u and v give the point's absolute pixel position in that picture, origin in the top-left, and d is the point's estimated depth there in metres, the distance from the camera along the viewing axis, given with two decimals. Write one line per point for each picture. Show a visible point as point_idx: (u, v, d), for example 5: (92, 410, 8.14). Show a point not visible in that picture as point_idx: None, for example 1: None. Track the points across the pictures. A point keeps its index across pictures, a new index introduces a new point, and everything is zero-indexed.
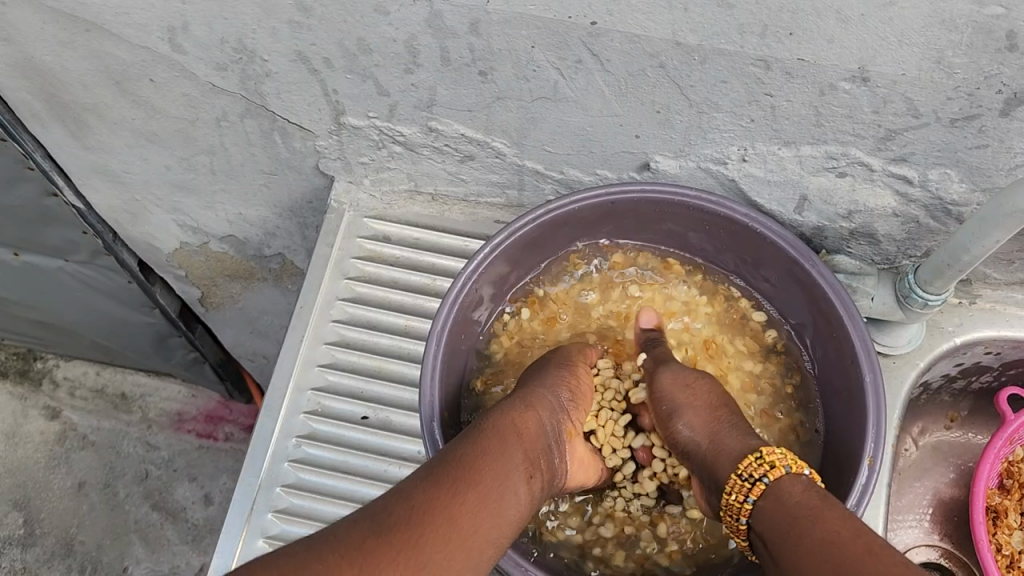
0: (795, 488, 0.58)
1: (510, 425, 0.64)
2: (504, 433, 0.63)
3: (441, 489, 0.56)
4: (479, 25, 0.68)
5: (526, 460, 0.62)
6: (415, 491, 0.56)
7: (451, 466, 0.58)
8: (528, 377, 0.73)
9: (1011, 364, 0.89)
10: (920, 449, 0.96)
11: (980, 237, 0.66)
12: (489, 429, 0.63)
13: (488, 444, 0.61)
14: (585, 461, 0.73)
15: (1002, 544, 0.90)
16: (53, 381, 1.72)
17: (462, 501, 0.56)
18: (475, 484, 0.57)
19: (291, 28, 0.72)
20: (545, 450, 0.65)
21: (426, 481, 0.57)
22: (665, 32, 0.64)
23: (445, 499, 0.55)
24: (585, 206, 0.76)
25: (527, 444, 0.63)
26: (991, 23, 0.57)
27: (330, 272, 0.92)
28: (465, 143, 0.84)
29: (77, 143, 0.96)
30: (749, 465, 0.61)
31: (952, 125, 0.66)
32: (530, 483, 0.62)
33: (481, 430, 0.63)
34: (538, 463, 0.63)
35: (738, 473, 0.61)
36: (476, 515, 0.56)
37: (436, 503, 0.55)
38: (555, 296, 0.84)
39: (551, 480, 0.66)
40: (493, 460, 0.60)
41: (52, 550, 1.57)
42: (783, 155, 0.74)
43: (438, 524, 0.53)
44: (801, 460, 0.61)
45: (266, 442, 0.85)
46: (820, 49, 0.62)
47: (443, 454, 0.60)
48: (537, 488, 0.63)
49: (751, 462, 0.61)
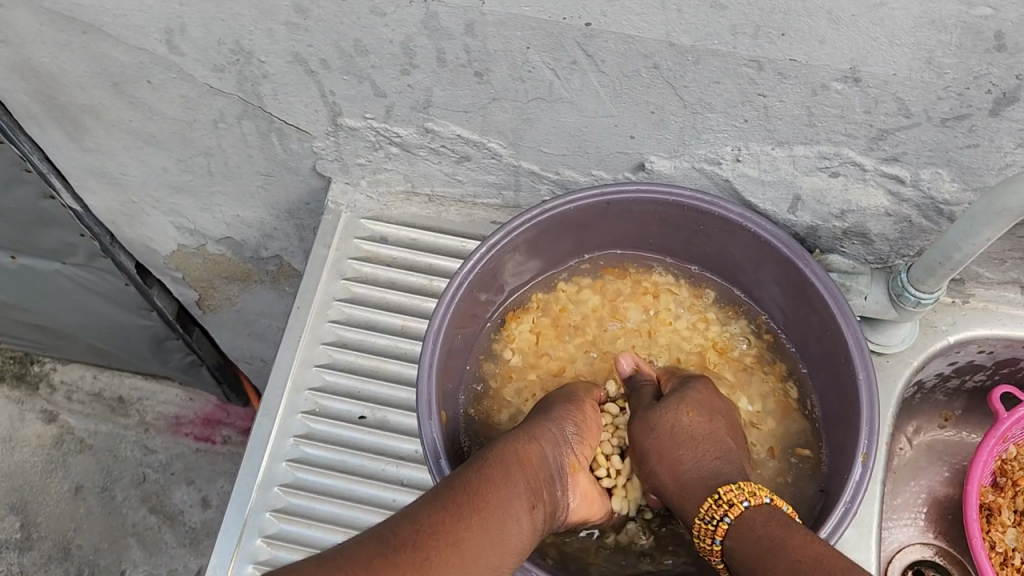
0: (755, 521, 0.59)
1: (517, 455, 0.63)
2: (510, 463, 0.62)
3: (446, 514, 0.57)
4: (475, 26, 0.68)
5: (530, 492, 0.62)
6: (420, 515, 0.57)
7: (455, 491, 0.59)
8: (538, 406, 0.72)
9: (1004, 362, 0.90)
10: (915, 448, 0.96)
11: (971, 236, 0.67)
12: (495, 458, 0.62)
13: (492, 473, 0.61)
14: (593, 491, 0.71)
15: (996, 541, 0.90)
16: (50, 384, 1.72)
17: (467, 526, 0.56)
18: (479, 511, 0.58)
19: (288, 30, 0.73)
20: (549, 482, 0.64)
21: (432, 505, 0.57)
22: (659, 32, 0.65)
23: (450, 523, 0.56)
24: (578, 205, 0.77)
25: (531, 475, 0.63)
26: (980, 24, 0.58)
27: (328, 273, 0.93)
28: (461, 145, 0.84)
29: (75, 145, 0.97)
30: (708, 508, 0.62)
31: (943, 125, 0.67)
32: (533, 514, 0.61)
33: (487, 459, 0.62)
34: (541, 494, 0.62)
35: (702, 517, 0.62)
36: (481, 541, 0.56)
37: (441, 527, 0.56)
38: (554, 303, 0.85)
39: (554, 514, 0.65)
40: (497, 488, 0.60)
41: (49, 554, 1.57)
42: (777, 154, 0.75)
43: (443, 547, 0.55)
44: (760, 489, 0.62)
45: (264, 442, 0.85)
46: (812, 49, 0.63)
47: (449, 480, 0.61)
48: (539, 519, 0.62)
49: (710, 504, 0.62)
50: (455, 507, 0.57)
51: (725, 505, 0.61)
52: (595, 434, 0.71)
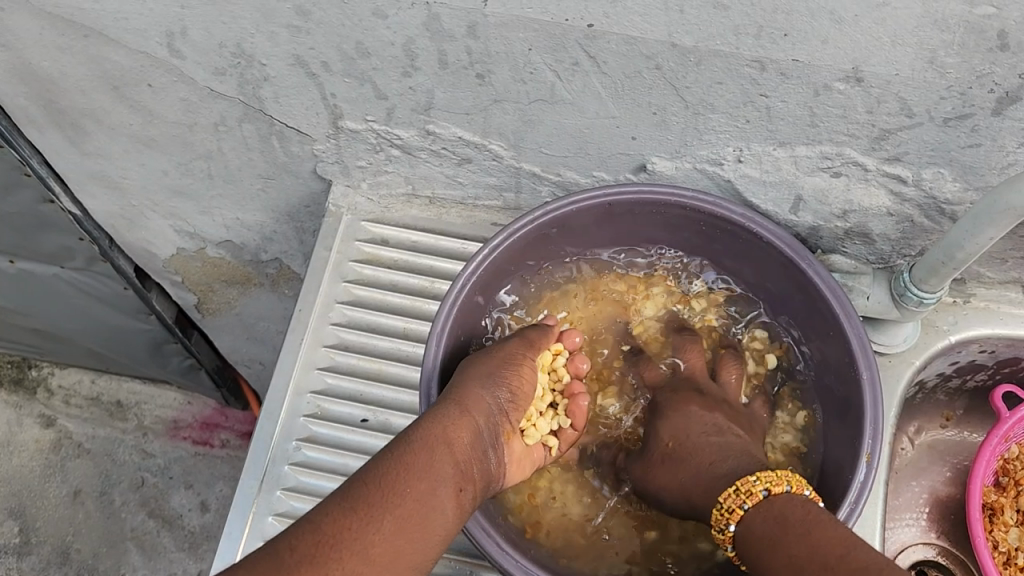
0: (756, 520, 0.60)
1: (436, 434, 0.64)
2: (430, 445, 0.63)
3: (356, 514, 0.57)
4: (477, 28, 0.68)
5: (454, 474, 0.63)
6: (326, 517, 0.56)
7: (372, 485, 0.59)
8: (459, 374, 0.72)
9: (1005, 362, 0.90)
10: (916, 448, 0.96)
11: (974, 235, 0.67)
12: (406, 443, 0.63)
13: (412, 461, 0.61)
14: (521, 471, 0.74)
15: (999, 541, 0.90)
16: (47, 389, 1.72)
17: (380, 530, 0.57)
18: (394, 511, 0.58)
19: (289, 32, 0.73)
20: (474, 461, 0.66)
21: (333, 509, 0.57)
22: (661, 33, 0.65)
23: (360, 525, 0.56)
24: (581, 206, 0.76)
25: (455, 456, 0.64)
26: (983, 23, 0.58)
27: (329, 275, 0.92)
28: (462, 147, 0.84)
29: (74, 149, 0.96)
30: (716, 518, 0.63)
31: (945, 124, 0.67)
32: (458, 497, 0.63)
33: (403, 442, 0.63)
34: (465, 475, 0.64)
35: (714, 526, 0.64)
36: (396, 538, 0.57)
37: (347, 536, 0.55)
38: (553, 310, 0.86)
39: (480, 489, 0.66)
40: (415, 480, 0.60)
41: (48, 559, 1.57)
42: (779, 155, 0.75)
43: (354, 552, 0.55)
44: (762, 480, 0.62)
45: (267, 445, 0.85)
46: (815, 50, 0.63)
47: (364, 471, 0.61)
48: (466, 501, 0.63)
49: (716, 514, 0.63)
50: (364, 511, 0.57)
51: (739, 499, 0.62)
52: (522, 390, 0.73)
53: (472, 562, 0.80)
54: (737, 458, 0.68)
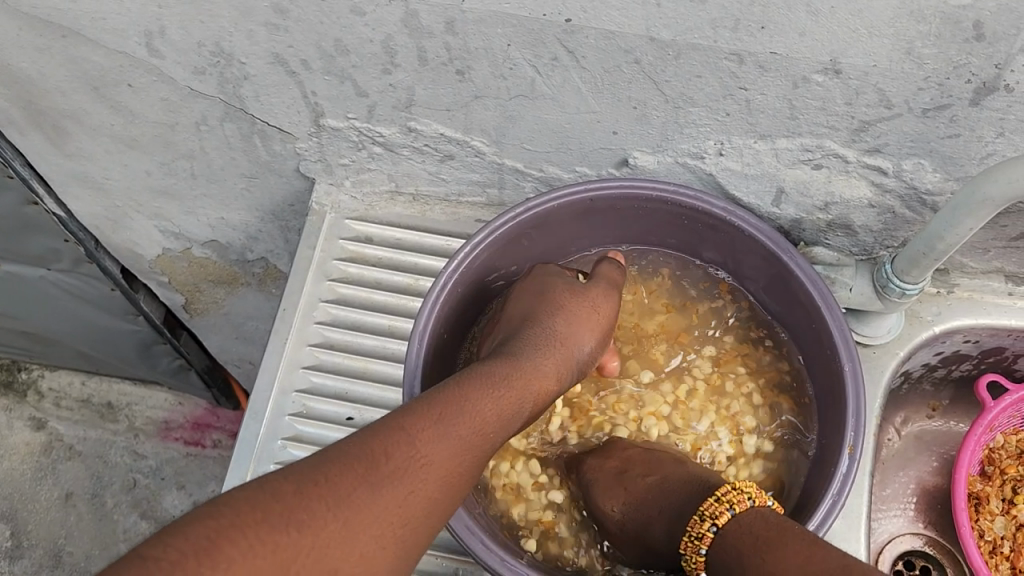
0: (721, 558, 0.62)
1: (508, 377, 0.63)
2: (501, 385, 0.61)
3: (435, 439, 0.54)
4: (455, 24, 0.68)
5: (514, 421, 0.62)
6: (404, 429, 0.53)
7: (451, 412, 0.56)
8: (540, 319, 0.71)
9: (989, 351, 0.90)
10: (903, 439, 0.97)
11: (953, 225, 0.67)
12: (475, 379, 0.60)
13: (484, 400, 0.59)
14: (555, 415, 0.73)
15: (985, 530, 0.90)
16: (38, 391, 1.71)
17: (441, 457, 0.54)
18: (456, 441, 0.55)
19: (268, 31, 0.73)
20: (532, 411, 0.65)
21: (392, 421, 0.54)
22: (639, 27, 0.65)
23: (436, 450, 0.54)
24: (563, 202, 0.76)
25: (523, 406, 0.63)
26: (958, 14, 0.58)
27: (313, 274, 0.92)
28: (444, 143, 0.84)
29: (56, 151, 0.96)
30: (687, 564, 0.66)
31: (924, 115, 0.67)
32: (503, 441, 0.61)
33: (474, 376, 0.61)
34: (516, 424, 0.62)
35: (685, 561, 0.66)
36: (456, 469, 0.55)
37: (409, 454, 0.52)
38: None
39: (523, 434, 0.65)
40: (483, 417, 0.58)
41: (40, 562, 1.56)
42: (760, 148, 0.75)
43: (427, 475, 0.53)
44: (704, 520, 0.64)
45: (252, 444, 0.84)
46: (793, 42, 0.63)
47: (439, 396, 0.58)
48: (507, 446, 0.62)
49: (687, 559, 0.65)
50: (431, 434, 0.54)
51: (694, 547, 0.64)
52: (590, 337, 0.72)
53: (460, 559, 0.80)
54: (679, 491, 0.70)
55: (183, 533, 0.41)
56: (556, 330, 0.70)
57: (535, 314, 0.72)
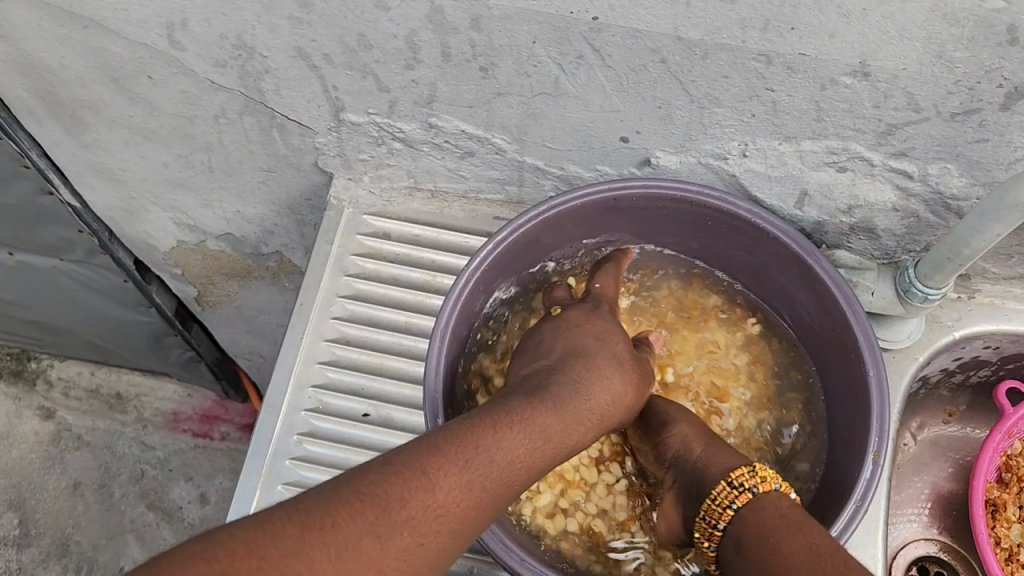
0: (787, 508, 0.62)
1: (548, 422, 0.60)
2: (515, 457, 0.57)
3: (386, 475, 0.49)
4: (480, 21, 0.68)
5: (490, 440, 0.56)
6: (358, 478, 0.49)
7: (405, 454, 0.52)
8: (586, 356, 0.69)
9: (1009, 358, 0.90)
10: (919, 444, 0.96)
11: (979, 231, 0.67)
12: (499, 435, 0.56)
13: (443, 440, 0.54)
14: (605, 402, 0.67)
15: (1002, 537, 0.90)
16: (47, 381, 1.71)
17: (461, 504, 0.52)
18: (477, 494, 0.53)
19: (291, 24, 0.72)
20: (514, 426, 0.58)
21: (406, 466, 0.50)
22: (667, 27, 0.64)
23: (385, 483, 0.49)
24: (586, 202, 0.76)
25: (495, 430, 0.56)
26: (992, 17, 0.57)
27: (331, 269, 0.92)
28: (465, 140, 0.83)
29: (73, 141, 0.96)
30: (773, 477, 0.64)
31: (952, 119, 0.66)
32: (489, 450, 0.55)
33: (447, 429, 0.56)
34: (491, 434, 0.56)
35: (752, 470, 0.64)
36: (412, 487, 0.49)
37: (425, 502, 0.49)
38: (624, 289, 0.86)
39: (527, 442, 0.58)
40: (517, 461, 0.56)
41: (48, 551, 1.57)
42: (784, 149, 0.74)
43: (378, 502, 0.47)
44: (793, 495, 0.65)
45: (268, 440, 0.84)
46: (822, 44, 0.62)
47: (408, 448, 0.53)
48: (499, 446, 0.56)
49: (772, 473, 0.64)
50: (439, 485, 0.51)
51: (752, 481, 0.63)
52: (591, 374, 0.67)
53: (475, 558, 0.80)
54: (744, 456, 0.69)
55: (238, 541, 0.41)
56: (607, 377, 0.68)
57: (586, 352, 0.69)
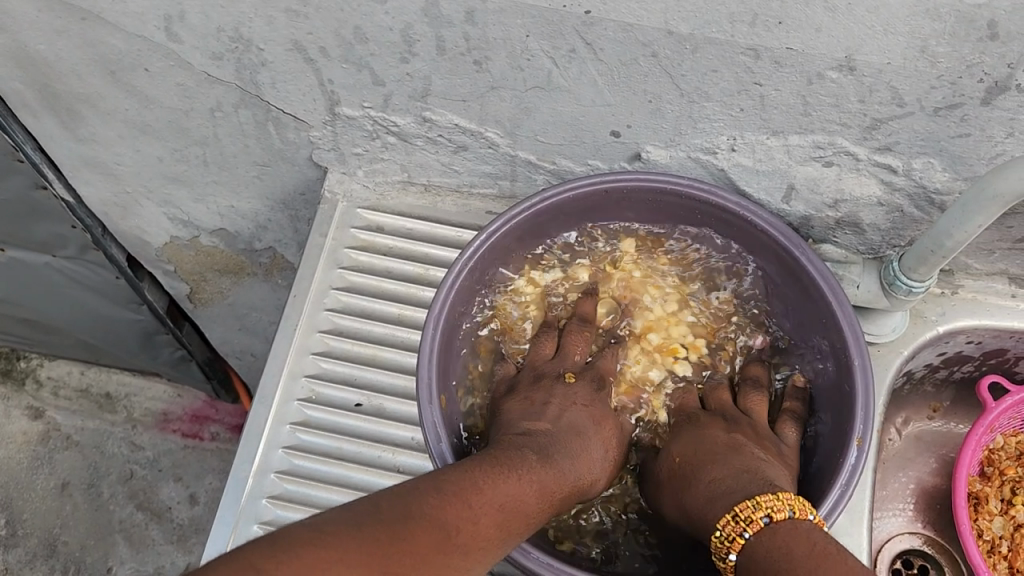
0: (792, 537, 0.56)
1: (553, 488, 0.61)
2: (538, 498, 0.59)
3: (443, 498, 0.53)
4: (475, 14, 0.69)
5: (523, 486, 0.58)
6: (421, 492, 0.53)
7: (452, 477, 0.55)
8: (584, 435, 0.69)
9: (991, 353, 0.91)
10: (903, 439, 0.98)
11: (962, 223, 0.68)
12: (527, 475, 0.59)
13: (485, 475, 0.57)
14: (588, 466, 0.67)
15: (983, 529, 0.91)
16: (36, 380, 1.71)
17: (494, 536, 0.54)
18: (506, 531, 0.55)
19: (288, 17, 0.73)
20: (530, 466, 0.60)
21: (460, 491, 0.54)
22: (657, 20, 0.66)
23: (446, 506, 0.52)
24: (576, 193, 0.77)
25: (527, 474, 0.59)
26: (973, 13, 0.59)
27: (324, 261, 0.93)
28: (459, 134, 0.85)
29: (69, 135, 0.97)
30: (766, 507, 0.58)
31: (935, 114, 0.68)
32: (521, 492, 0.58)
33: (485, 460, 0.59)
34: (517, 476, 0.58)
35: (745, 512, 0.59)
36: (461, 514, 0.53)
37: (471, 532, 0.52)
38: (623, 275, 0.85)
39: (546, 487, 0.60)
40: (528, 507, 0.58)
41: (34, 551, 1.56)
42: (772, 144, 0.76)
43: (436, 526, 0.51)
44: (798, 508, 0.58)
45: (260, 430, 0.85)
46: (809, 38, 0.64)
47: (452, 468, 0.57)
48: (522, 485, 0.58)
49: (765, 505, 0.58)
50: (480, 519, 0.54)
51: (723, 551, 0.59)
52: (576, 438, 0.68)
53: None
54: (735, 476, 0.63)
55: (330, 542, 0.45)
56: (592, 453, 0.68)
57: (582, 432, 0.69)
